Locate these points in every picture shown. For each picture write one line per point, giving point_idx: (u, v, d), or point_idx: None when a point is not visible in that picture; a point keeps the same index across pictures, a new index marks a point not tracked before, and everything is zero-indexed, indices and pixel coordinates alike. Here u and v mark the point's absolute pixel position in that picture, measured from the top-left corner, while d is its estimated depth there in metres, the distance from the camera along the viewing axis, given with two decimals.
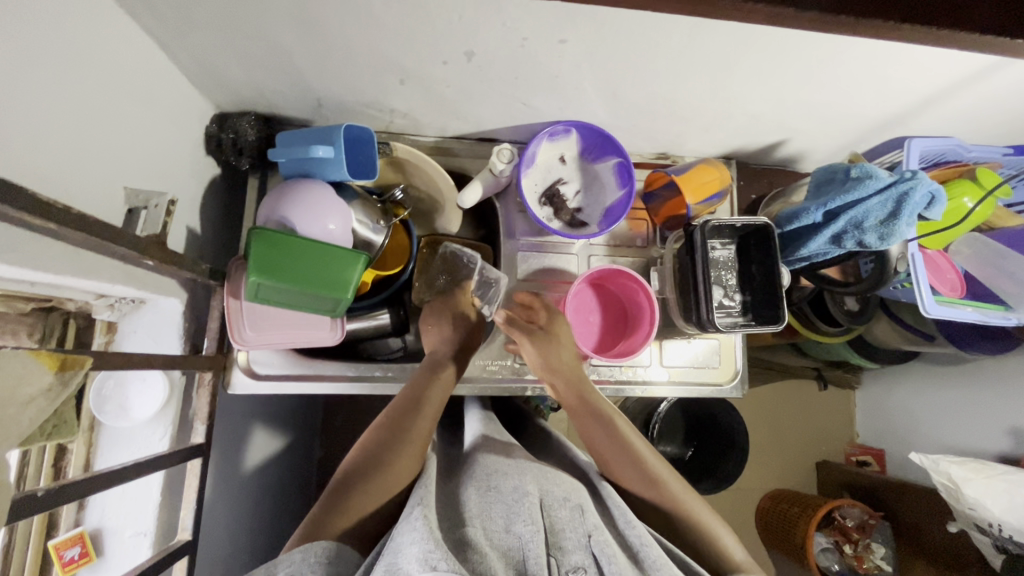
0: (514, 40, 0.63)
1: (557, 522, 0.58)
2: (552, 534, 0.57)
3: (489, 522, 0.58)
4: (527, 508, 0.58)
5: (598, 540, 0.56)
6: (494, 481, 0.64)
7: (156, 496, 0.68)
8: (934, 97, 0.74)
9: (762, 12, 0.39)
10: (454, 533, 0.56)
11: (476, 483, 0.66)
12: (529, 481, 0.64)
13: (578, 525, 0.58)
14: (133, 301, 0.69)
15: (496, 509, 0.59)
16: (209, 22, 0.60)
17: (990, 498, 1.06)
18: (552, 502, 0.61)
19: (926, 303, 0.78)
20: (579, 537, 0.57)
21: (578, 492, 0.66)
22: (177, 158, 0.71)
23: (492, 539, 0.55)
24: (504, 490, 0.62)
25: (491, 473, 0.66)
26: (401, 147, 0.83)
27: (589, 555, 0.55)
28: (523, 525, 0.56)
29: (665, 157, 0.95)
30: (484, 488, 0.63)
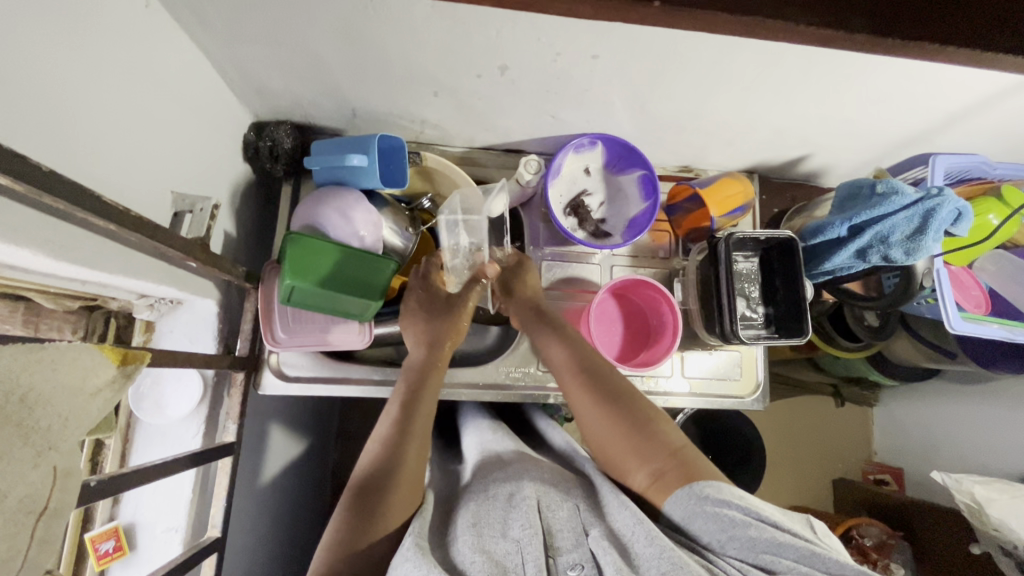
0: (548, 55, 0.65)
1: (554, 523, 0.60)
2: (549, 535, 0.59)
3: (486, 529, 0.58)
4: (524, 511, 0.59)
5: (594, 536, 0.58)
6: (490, 490, 0.65)
7: (188, 494, 0.70)
8: (960, 114, 0.75)
9: (812, 34, 0.40)
10: (445, 551, 0.57)
11: (473, 497, 0.65)
12: (524, 485, 0.65)
13: (575, 524, 0.61)
14: (171, 301, 0.71)
15: (493, 515, 0.60)
16: (256, 35, 0.63)
17: (1015, 519, 1.04)
18: (549, 503, 0.63)
19: (951, 319, 0.78)
20: (576, 535, 0.59)
21: (575, 489, 0.67)
22: (218, 164, 0.74)
23: (486, 548, 0.55)
24: (499, 498, 0.63)
25: (488, 485, 0.66)
26: (432, 158, 0.85)
27: (587, 552, 0.57)
28: (519, 530, 0.57)
29: (688, 170, 0.96)
30: (482, 499, 0.64)
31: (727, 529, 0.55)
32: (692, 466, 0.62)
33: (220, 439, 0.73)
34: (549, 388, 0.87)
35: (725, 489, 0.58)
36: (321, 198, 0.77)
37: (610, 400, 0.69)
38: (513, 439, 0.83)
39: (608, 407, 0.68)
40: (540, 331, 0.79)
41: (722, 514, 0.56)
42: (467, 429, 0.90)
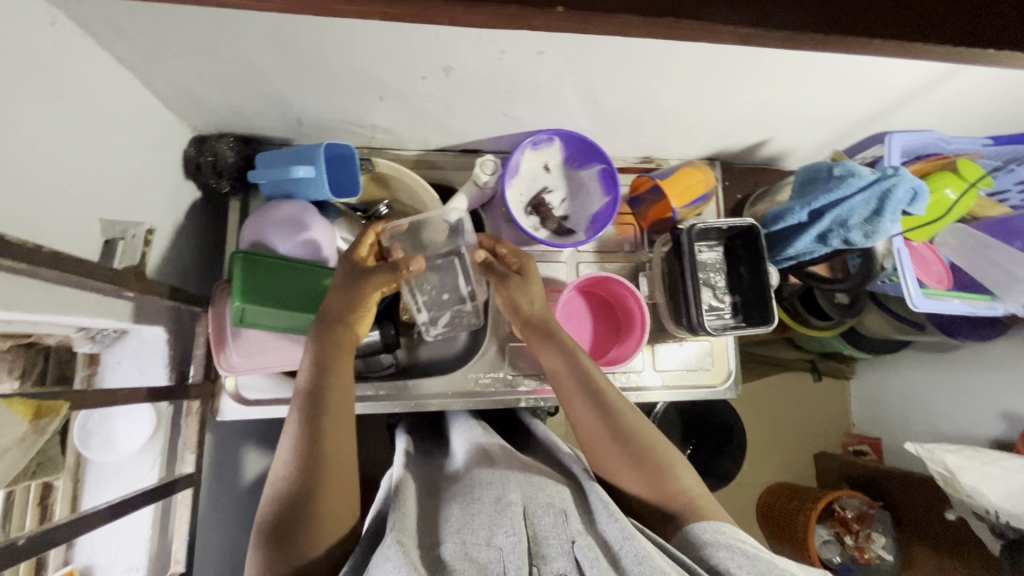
0: (492, 54, 0.63)
1: (539, 530, 0.58)
2: (534, 542, 0.57)
3: (469, 536, 0.57)
4: (509, 519, 0.58)
5: (581, 545, 0.57)
6: (476, 493, 0.63)
7: (146, 531, 0.68)
8: (914, 93, 0.75)
9: None
10: (432, 551, 0.56)
11: (457, 499, 0.64)
12: (511, 490, 0.63)
13: (561, 531, 0.59)
14: (116, 332, 0.67)
15: (478, 521, 0.58)
16: (182, 47, 0.59)
17: (986, 484, 1.07)
18: (536, 509, 0.61)
19: (913, 297, 0.79)
20: (562, 543, 0.57)
21: (564, 494, 0.65)
22: (154, 184, 0.70)
23: (470, 556, 0.55)
24: (487, 501, 0.61)
25: (473, 486, 0.65)
26: (384, 163, 0.82)
27: (571, 561, 0.56)
28: (503, 537, 0.56)
29: (650, 161, 0.95)
30: (465, 502, 0.62)
31: (741, 559, 0.54)
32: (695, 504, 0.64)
33: (178, 470, 0.71)
34: (520, 391, 0.85)
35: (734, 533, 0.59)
36: (289, 210, 0.74)
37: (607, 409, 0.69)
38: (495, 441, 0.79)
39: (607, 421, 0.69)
40: (544, 350, 0.75)
41: (738, 550, 0.56)
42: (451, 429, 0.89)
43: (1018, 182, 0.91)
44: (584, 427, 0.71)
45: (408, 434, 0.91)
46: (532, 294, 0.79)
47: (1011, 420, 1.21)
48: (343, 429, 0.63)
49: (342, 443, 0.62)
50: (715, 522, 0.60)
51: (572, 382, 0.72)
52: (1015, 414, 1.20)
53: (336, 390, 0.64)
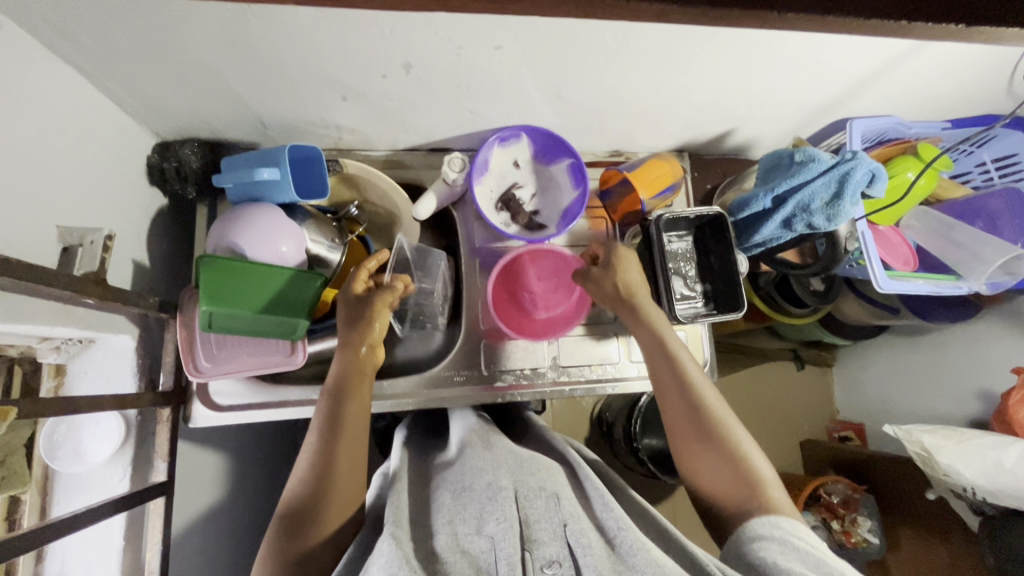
0: (450, 49, 0.63)
1: (531, 514, 0.59)
2: (526, 526, 0.58)
3: (461, 527, 0.59)
4: (500, 505, 0.59)
5: (573, 530, 0.58)
6: (466, 481, 0.65)
7: (118, 542, 0.66)
8: (869, 78, 0.76)
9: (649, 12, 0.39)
10: (425, 544, 0.58)
11: (450, 485, 0.66)
12: (502, 474, 0.64)
13: (553, 515, 0.60)
14: (81, 341, 0.67)
15: (470, 510, 0.60)
16: (135, 50, 0.59)
17: (963, 463, 1.08)
18: (527, 493, 0.62)
19: (878, 278, 0.80)
20: (555, 527, 0.59)
21: (557, 479, 0.67)
22: (115, 190, 0.69)
23: (463, 546, 0.57)
24: (478, 488, 0.62)
25: (465, 472, 0.67)
26: (352, 163, 0.82)
27: (564, 546, 0.57)
28: (495, 525, 0.57)
29: (619, 154, 0.96)
30: (458, 490, 0.64)
31: (791, 553, 0.56)
32: (769, 503, 0.63)
33: (150, 479, 0.70)
34: (497, 387, 0.85)
35: (794, 525, 0.60)
36: (254, 213, 0.73)
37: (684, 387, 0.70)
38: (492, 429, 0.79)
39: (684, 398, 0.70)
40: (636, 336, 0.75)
41: (791, 545, 0.57)
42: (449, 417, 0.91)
43: (978, 163, 0.94)
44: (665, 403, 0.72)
45: (408, 431, 0.92)
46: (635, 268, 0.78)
47: (987, 399, 1.23)
48: (358, 446, 0.66)
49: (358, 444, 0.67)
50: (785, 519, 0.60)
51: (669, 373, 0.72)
52: (990, 393, 1.22)
53: (357, 409, 0.68)
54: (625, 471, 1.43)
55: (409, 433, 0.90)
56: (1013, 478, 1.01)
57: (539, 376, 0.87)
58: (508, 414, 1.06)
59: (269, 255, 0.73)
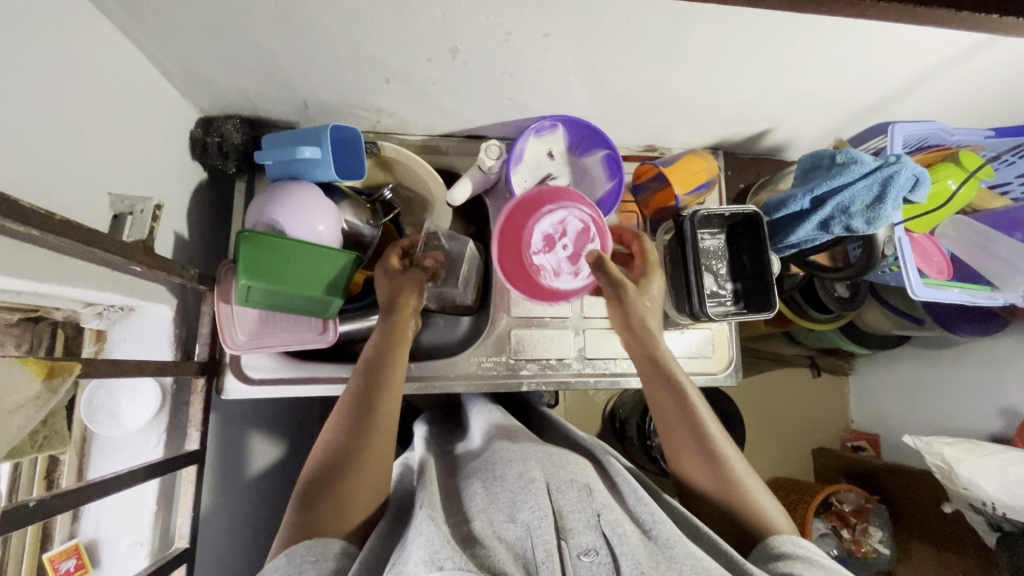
0: (499, 35, 0.63)
1: (564, 504, 0.61)
2: (559, 516, 0.59)
3: (495, 514, 0.60)
4: (533, 494, 0.61)
5: (607, 520, 0.59)
6: (498, 471, 0.67)
7: (151, 505, 0.68)
8: (916, 83, 0.75)
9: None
10: (461, 528, 0.59)
11: (480, 476, 0.68)
12: (533, 467, 0.66)
13: (586, 506, 0.61)
14: (121, 309, 0.68)
15: (503, 499, 0.62)
16: (191, 24, 0.60)
17: (983, 477, 1.07)
18: (558, 485, 0.63)
19: (914, 286, 0.79)
20: (589, 517, 0.60)
21: (586, 472, 0.68)
22: (160, 163, 0.70)
23: (499, 533, 0.58)
24: (510, 478, 0.64)
25: (495, 463, 0.69)
26: (390, 148, 0.83)
27: (599, 536, 0.58)
28: (529, 513, 0.58)
29: (653, 149, 0.95)
30: (489, 480, 0.66)
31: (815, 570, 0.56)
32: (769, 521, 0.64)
33: (182, 447, 0.71)
34: (522, 375, 0.86)
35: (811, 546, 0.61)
36: (293, 191, 0.74)
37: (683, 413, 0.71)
38: (515, 423, 0.82)
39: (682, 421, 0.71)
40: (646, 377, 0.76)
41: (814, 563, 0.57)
42: (474, 409, 0.92)
43: (1019, 174, 0.93)
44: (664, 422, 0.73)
45: (426, 425, 0.92)
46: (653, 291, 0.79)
47: (1010, 415, 1.22)
48: (391, 424, 0.68)
49: (381, 433, 0.66)
50: (790, 538, 0.61)
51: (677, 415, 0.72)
52: (1014, 409, 1.21)
53: (394, 391, 0.69)
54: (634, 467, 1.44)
55: (428, 427, 0.90)
56: None
57: (564, 367, 0.87)
58: (526, 409, 1.07)
59: (305, 233, 0.73)
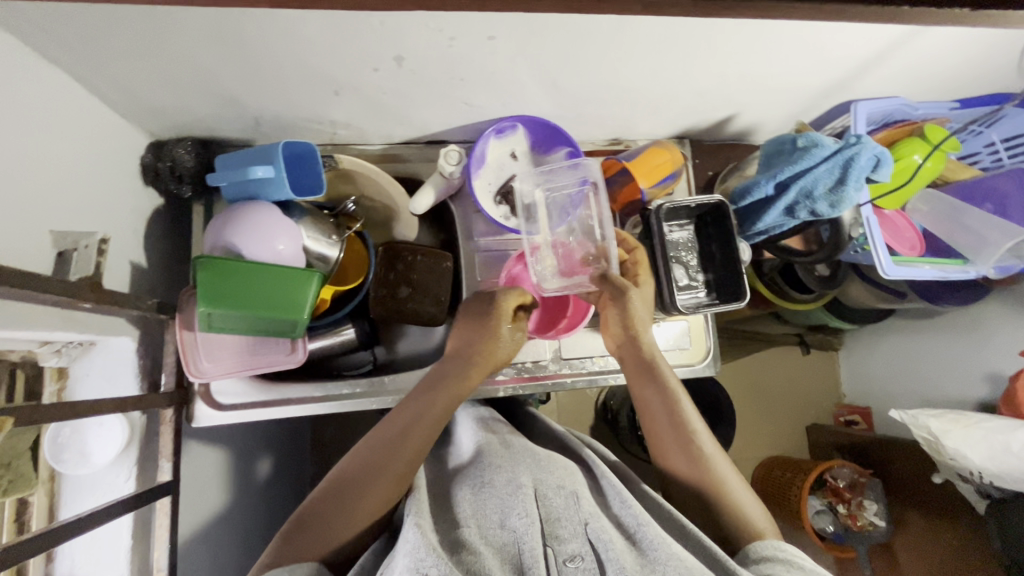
0: (442, 41, 0.62)
1: (552, 511, 0.61)
2: (548, 523, 0.60)
3: (484, 520, 0.60)
4: (521, 501, 0.61)
5: (593, 527, 0.59)
6: (486, 477, 0.66)
7: (126, 540, 0.67)
8: (875, 61, 0.74)
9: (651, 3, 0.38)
10: (450, 534, 0.59)
11: (468, 483, 0.67)
12: (521, 472, 0.65)
13: (573, 513, 0.61)
14: (81, 343, 0.66)
15: (492, 505, 0.62)
16: (124, 50, 0.58)
17: (969, 447, 1.07)
18: (547, 491, 0.63)
19: (884, 264, 0.79)
20: (575, 525, 0.60)
21: (574, 477, 0.68)
22: (110, 194, 0.69)
23: (488, 538, 0.58)
24: (498, 484, 0.64)
25: (484, 469, 0.68)
26: (347, 159, 0.82)
27: (586, 543, 0.58)
28: (517, 519, 0.59)
29: (618, 143, 0.94)
30: (477, 487, 0.65)
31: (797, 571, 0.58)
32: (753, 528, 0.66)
33: (155, 479, 0.71)
34: (499, 381, 0.85)
35: (793, 549, 0.63)
36: (247, 210, 0.72)
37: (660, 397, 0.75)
38: (505, 429, 0.81)
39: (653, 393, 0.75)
40: (633, 373, 0.78)
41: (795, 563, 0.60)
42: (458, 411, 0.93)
43: (986, 143, 0.94)
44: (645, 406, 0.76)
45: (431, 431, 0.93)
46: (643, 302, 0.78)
47: (996, 380, 1.22)
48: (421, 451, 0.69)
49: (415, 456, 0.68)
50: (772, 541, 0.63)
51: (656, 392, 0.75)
52: (1000, 374, 1.21)
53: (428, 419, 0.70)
54: (630, 459, 1.44)
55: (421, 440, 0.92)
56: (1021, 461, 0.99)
57: (541, 369, 0.87)
58: (514, 410, 1.05)
59: (265, 253, 0.72)
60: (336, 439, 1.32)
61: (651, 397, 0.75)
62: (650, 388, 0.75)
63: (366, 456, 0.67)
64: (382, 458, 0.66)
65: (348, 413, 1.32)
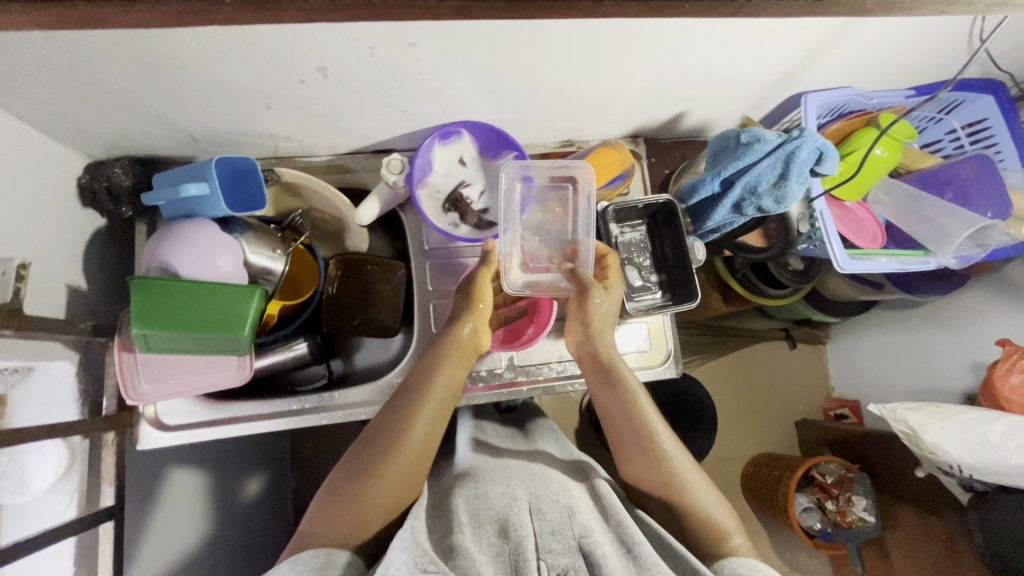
0: (362, 49, 0.60)
1: (545, 525, 0.60)
2: (541, 535, 0.59)
3: (479, 529, 0.60)
4: (515, 512, 0.61)
5: (587, 540, 0.58)
6: (481, 489, 0.67)
7: (68, 568, 0.66)
8: (816, 52, 0.72)
9: None
10: (443, 542, 0.58)
11: (464, 491, 0.68)
12: (517, 486, 0.67)
13: (566, 526, 0.60)
14: (18, 369, 0.62)
15: (486, 517, 0.62)
16: (36, 73, 0.57)
17: (948, 440, 1.03)
18: (541, 504, 0.64)
19: (840, 259, 0.77)
20: (568, 538, 0.59)
21: (570, 493, 0.68)
22: (43, 217, 0.68)
23: (483, 545, 0.57)
24: (494, 496, 0.65)
25: (479, 481, 0.69)
26: (288, 172, 0.81)
27: (578, 556, 0.57)
28: (512, 531, 0.58)
29: (570, 144, 0.93)
30: (473, 496, 0.66)
31: None
32: (727, 544, 0.63)
33: (99, 504, 0.70)
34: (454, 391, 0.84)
35: (767, 567, 0.58)
36: (182, 229, 0.71)
37: (619, 401, 0.74)
38: (501, 451, 0.80)
39: (615, 394, 0.74)
40: (594, 379, 0.77)
41: None
42: (460, 424, 0.93)
43: (948, 131, 0.93)
44: (609, 410, 0.75)
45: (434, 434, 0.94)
46: (607, 311, 0.76)
47: (980, 370, 1.19)
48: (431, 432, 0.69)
49: (428, 431, 0.68)
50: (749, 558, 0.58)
51: (613, 397, 0.74)
52: (983, 364, 1.18)
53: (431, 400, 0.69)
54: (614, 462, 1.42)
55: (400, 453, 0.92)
56: (999, 454, 0.96)
57: (496, 378, 0.85)
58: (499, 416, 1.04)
59: (201, 270, 0.71)
60: (315, 452, 1.31)
61: (611, 400, 0.74)
62: (609, 393, 0.75)
63: (377, 436, 0.67)
64: (393, 435, 0.66)
65: (326, 425, 1.31)
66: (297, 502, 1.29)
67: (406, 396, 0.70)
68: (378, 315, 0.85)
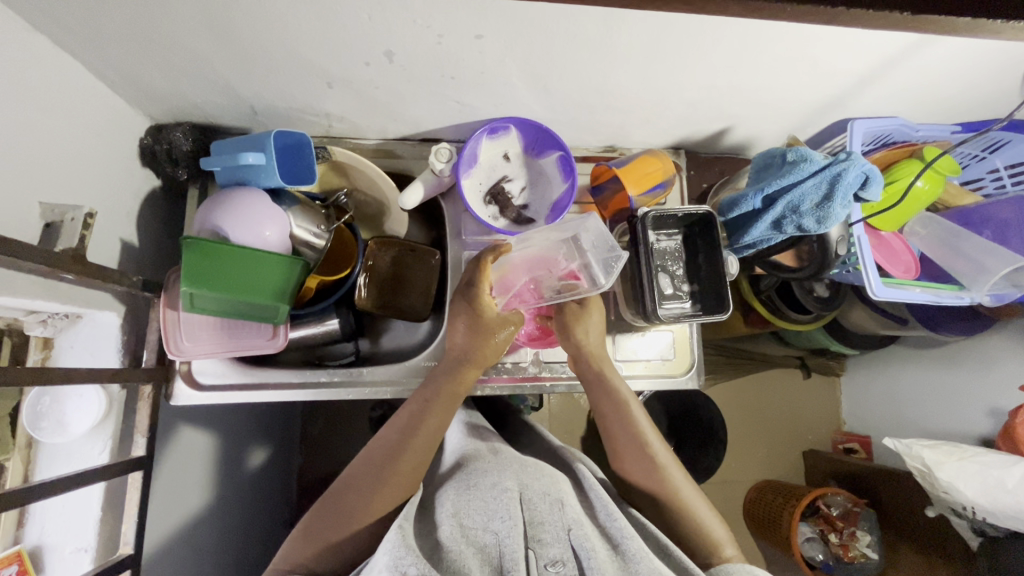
0: (431, 38, 0.63)
1: (536, 515, 0.60)
2: (532, 526, 0.59)
3: (467, 520, 0.60)
4: (505, 504, 0.60)
5: (577, 533, 0.59)
6: (472, 479, 0.65)
7: (95, 512, 0.68)
8: (868, 79, 0.73)
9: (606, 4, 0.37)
10: (430, 539, 0.58)
11: (455, 483, 0.67)
12: (508, 476, 0.65)
13: (557, 518, 0.61)
14: (67, 316, 0.67)
15: (475, 507, 0.61)
16: (123, 33, 0.60)
17: (963, 481, 1.01)
18: (532, 496, 0.62)
19: (874, 286, 0.78)
20: (558, 530, 0.59)
21: (560, 486, 0.67)
22: (106, 171, 0.71)
23: (469, 537, 0.58)
24: (483, 486, 0.63)
25: (471, 471, 0.67)
26: (340, 153, 0.83)
27: (568, 549, 0.58)
28: (501, 522, 0.59)
29: (612, 150, 0.94)
30: (463, 487, 0.65)
31: None
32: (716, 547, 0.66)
33: (128, 453, 0.72)
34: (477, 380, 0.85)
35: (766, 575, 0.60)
36: (235, 196, 0.74)
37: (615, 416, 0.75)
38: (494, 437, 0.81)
39: (611, 409, 0.76)
40: (592, 389, 0.78)
41: None
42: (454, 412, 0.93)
43: (990, 170, 0.92)
44: (606, 423, 0.76)
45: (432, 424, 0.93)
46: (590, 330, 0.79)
47: (999, 417, 1.17)
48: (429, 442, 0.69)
49: (429, 443, 0.69)
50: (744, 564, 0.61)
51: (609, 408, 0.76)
52: (1002, 411, 1.17)
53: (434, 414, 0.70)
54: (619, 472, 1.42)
55: None
56: (1015, 499, 0.95)
57: (521, 371, 0.86)
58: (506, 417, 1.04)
59: (249, 237, 0.73)
60: (325, 432, 1.33)
61: (611, 417, 0.76)
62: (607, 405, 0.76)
63: (381, 446, 0.69)
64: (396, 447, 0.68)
65: (339, 406, 1.33)
66: (304, 478, 1.30)
67: (415, 408, 0.71)
68: (410, 299, 0.87)
